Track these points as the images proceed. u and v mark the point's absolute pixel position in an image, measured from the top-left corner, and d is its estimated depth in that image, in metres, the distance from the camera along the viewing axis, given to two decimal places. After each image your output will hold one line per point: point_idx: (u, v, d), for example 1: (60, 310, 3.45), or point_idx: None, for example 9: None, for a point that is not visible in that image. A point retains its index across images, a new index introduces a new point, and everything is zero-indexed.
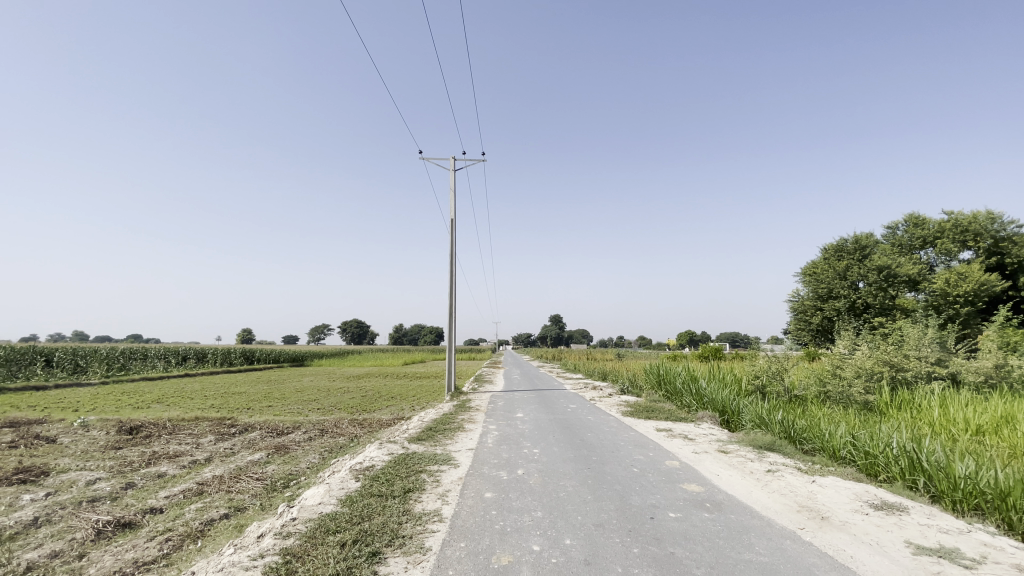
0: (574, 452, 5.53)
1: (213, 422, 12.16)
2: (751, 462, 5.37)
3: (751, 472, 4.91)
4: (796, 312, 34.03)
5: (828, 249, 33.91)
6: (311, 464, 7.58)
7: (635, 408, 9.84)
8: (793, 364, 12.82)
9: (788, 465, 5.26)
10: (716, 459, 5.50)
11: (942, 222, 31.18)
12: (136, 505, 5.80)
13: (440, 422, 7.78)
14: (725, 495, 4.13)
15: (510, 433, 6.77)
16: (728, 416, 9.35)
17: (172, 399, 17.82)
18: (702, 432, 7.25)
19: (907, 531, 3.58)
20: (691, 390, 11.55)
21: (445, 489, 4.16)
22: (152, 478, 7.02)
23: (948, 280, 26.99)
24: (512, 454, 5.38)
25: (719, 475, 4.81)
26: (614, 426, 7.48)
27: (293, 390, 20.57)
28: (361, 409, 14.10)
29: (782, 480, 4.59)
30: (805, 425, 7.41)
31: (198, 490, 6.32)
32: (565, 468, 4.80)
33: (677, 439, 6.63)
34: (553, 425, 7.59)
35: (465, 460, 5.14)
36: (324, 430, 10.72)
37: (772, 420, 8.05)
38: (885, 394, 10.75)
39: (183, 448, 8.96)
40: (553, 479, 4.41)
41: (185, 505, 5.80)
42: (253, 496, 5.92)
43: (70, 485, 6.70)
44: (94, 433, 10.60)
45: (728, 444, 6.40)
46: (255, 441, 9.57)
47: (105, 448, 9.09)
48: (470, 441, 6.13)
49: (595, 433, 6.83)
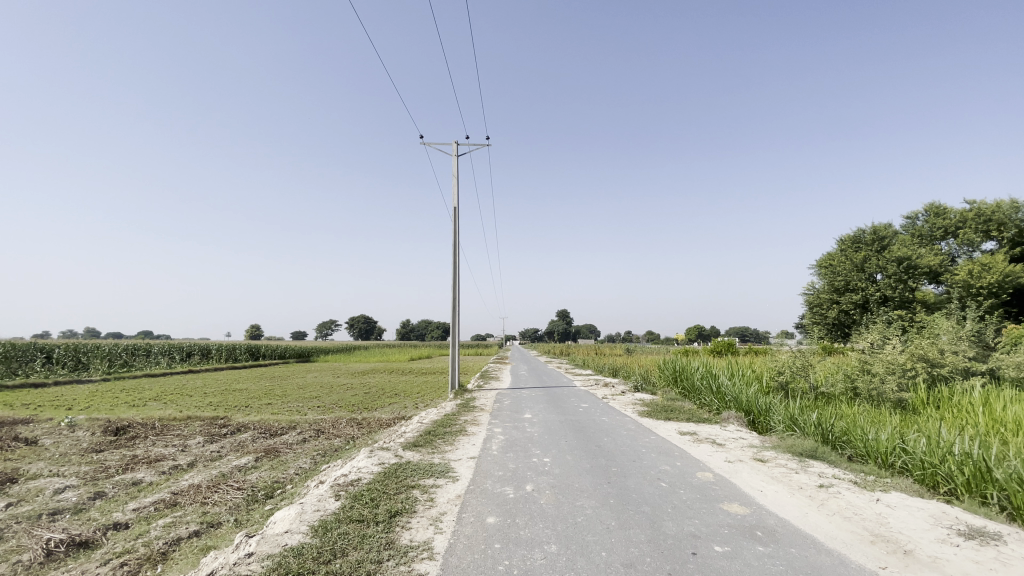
0: (591, 462, 4.81)
1: (205, 421, 11.57)
2: (796, 474, 4.61)
3: (800, 488, 4.17)
4: (811, 305, 33.04)
5: (845, 240, 32.87)
6: (301, 471, 6.94)
7: (652, 407, 9.10)
8: (818, 360, 12.01)
9: (842, 480, 4.50)
10: (755, 470, 4.75)
11: (964, 212, 29.95)
12: (98, 521, 5.20)
13: (440, 425, 7.06)
14: (777, 520, 3.42)
15: (517, 438, 6.07)
16: (754, 417, 8.60)
17: (168, 396, 17.36)
18: (731, 435, 6.51)
19: (1015, 569, 2.85)
20: (711, 387, 10.76)
21: (439, 511, 3.48)
22: (125, 486, 6.41)
23: (970, 272, 25.95)
24: (520, 464, 4.69)
25: (763, 491, 4.08)
26: (633, 429, 6.74)
27: (295, 387, 20.12)
28: (362, 407, 13.39)
29: (840, 500, 3.88)
30: (846, 427, 6.64)
31: (171, 502, 5.69)
32: (581, 482, 4.09)
33: (704, 445, 5.89)
34: (565, 427, 6.89)
35: (465, 472, 4.44)
36: (321, 430, 10.10)
37: (806, 421, 7.29)
38: (922, 392, 9.96)
39: (168, 451, 8.36)
40: (568, 497, 3.70)
41: (154, 520, 5.18)
42: (230, 510, 5.28)
43: (35, 495, 6.12)
44: (78, 435, 10.00)
45: (764, 451, 5.64)
46: (245, 443, 8.93)
47: (84, 451, 8.51)
48: (472, 448, 5.46)
49: (611, 437, 6.10)
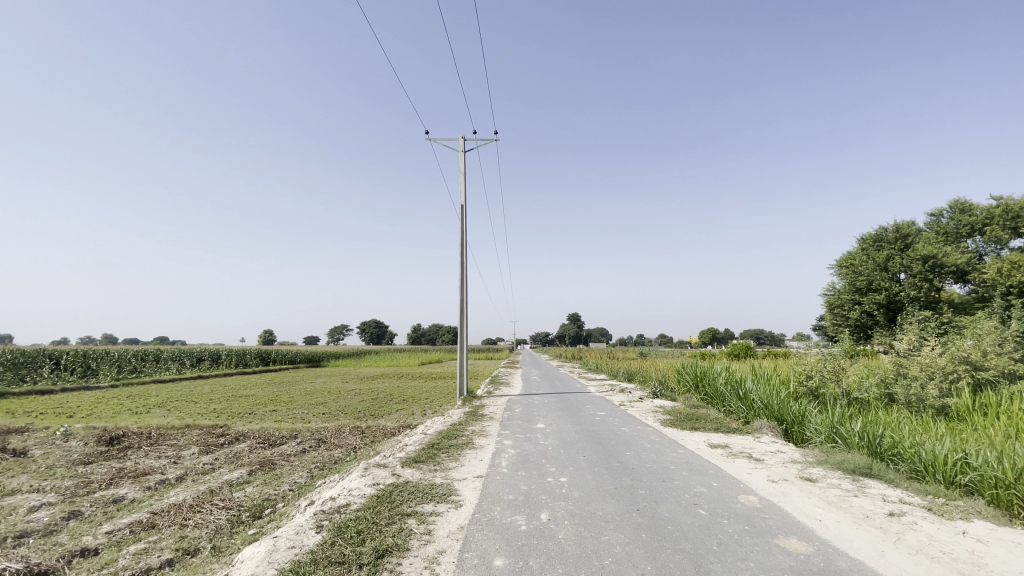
0: (613, 483, 4.18)
1: (203, 430, 11.11)
2: (856, 499, 3.95)
3: (866, 517, 3.52)
4: (831, 306, 31.97)
5: (867, 239, 31.87)
6: (295, 486, 6.35)
7: (675, 415, 8.42)
8: (849, 363, 11.22)
9: (913, 506, 3.83)
10: (805, 493, 4.09)
11: (991, 208, 28.77)
12: (65, 547, 4.69)
13: (445, 436, 6.46)
14: (850, 562, 2.79)
15: (529, 453, 5.45)
16: (789, 426, 7.90)
17: (172, 403, 17.01)
18: (768, 448, 5.84)
19: None
20: (737, 394, 10.04)
21: (437, 550, 2.89)
22: (103, 505, 5.90)
23: (1000, 270, 24.71)
24: (533, 486, 4.08)
25: (822, 521, 3.44)
26: (657, 441, 6.11)
27: (301, 393, 19.62)
28: (368, 414, 12.87)
29: (918, 534, 3.23)
30: (896, 439, 5.94)
31: (148, 524, 5.16)
32: (605, 510, 3.47)
33: (740, 460, 5.24)
34: (582, 439, 6.24)
35: (469, 496, 3.84)
36: (322, 439, 9.58)
37: (849, 431, 6.58)
38: (967, 397, 9.20)
39: (158, 464, 7.87)
40: (591, 531, 3.09)
41: (126, 546, 4.66)
42: (210, 534, 4.72)
43: (6, 514, 5.66)
44: (70, 445, 9.57)
45: (809, 468, 4.98)
46: (240, 455, 8.40)
47: (71, 463, 8.05)
48: (479, 465, 4.86)
49: (634, 452, 5.45)
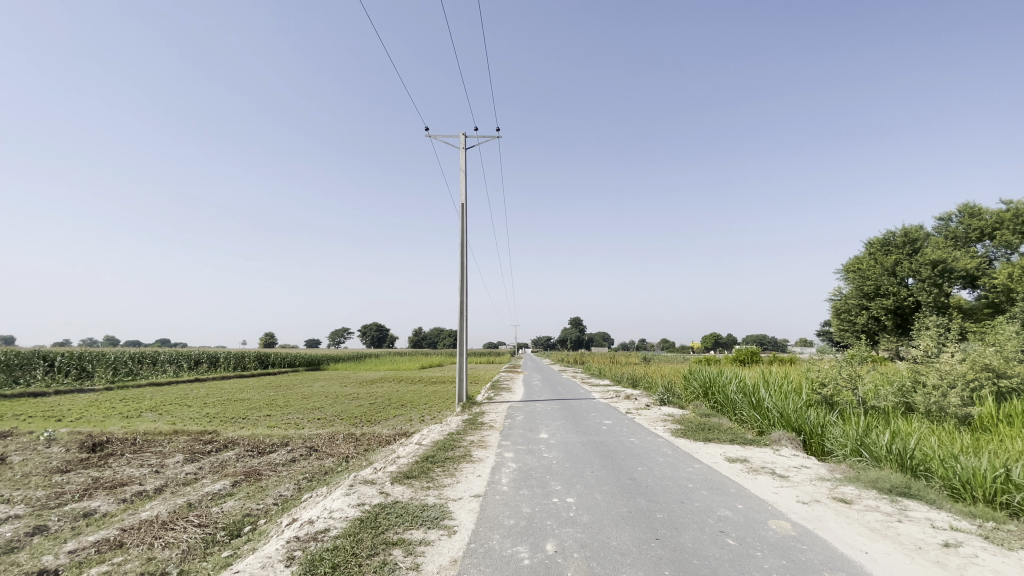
0: (626, 505, 3.73)
1: (191, 436, 10.65)
2: (901, 525, 3.50)
3: (919, 548, 3.08)
4: (837, 311, 31.47)
5: (874, 244, 31.37)
6: (281, 500, 5.91)
7: (687, 425, 7.95)
8: (864, 369, 10.71)
9: (969, 536, 3.37)
10: (842, 518, 3.64)
11: (1001, 212, 28.29)
12: (19, 569, 4.24)
13: (441, 448, 6.00)
14: None
15: (532, 468, 4.99)
16: (808, 437, 7.42)
17: (164, 407, 16.54)
18: (791, 463, 5.39)
19: None
20: (750, 402, 9.53)
21: None
22: (72, 519, 5.47)
23: (1011, 274, 24.24)
24: (537, 509, 3.64)
25: (869, 553, 3.00)
26: (671, 454, 5.65)
27: (298, 397, 19.21)
28: (364, 420, 12.44)
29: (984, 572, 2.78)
30: (927, 454, 5.47)
31: (115, 543, 4.72)
32: (620, 540, 3.03)
33: (763, 476, 4.79)
34: (589, 451, 5.80)
35: (465, 521, 3.41)
36: (314, 447, 9.13)
37: (875, 444, 6.11)
38: (992, 407, 8.70)
39: (138, 473, 7.44)
40: (606, 567, 2.65)
41: (87, 568, 4.22)
42: (180, 556, 4.29)
43: None
44: (52, 451, 9.12)
45: (841, 486, 4.53)
46: (226, 464, 7.96)
47: (48, 471, 7.61)
48: (477, 483, 4.42)
49: (646, 467, 4.98)
